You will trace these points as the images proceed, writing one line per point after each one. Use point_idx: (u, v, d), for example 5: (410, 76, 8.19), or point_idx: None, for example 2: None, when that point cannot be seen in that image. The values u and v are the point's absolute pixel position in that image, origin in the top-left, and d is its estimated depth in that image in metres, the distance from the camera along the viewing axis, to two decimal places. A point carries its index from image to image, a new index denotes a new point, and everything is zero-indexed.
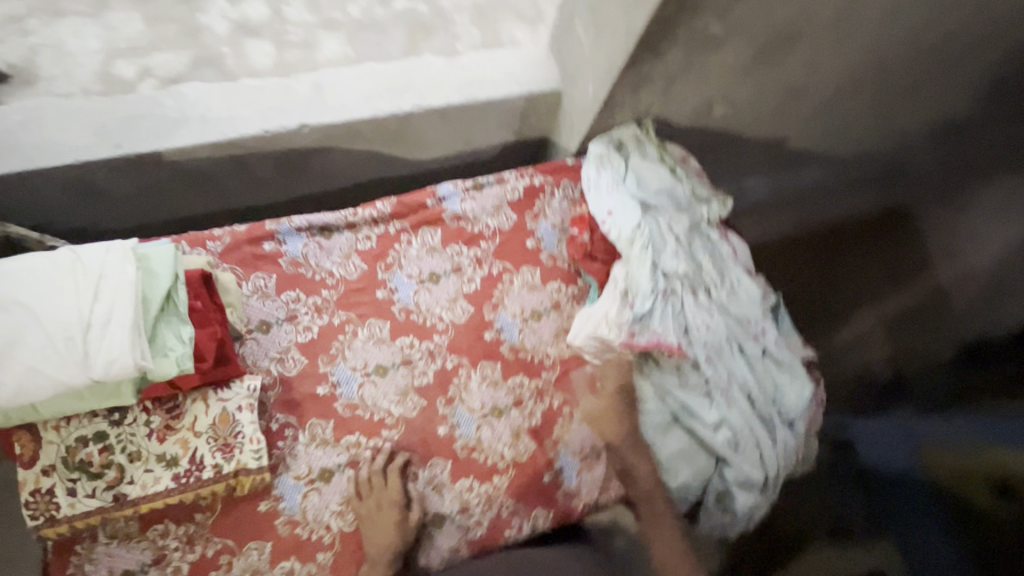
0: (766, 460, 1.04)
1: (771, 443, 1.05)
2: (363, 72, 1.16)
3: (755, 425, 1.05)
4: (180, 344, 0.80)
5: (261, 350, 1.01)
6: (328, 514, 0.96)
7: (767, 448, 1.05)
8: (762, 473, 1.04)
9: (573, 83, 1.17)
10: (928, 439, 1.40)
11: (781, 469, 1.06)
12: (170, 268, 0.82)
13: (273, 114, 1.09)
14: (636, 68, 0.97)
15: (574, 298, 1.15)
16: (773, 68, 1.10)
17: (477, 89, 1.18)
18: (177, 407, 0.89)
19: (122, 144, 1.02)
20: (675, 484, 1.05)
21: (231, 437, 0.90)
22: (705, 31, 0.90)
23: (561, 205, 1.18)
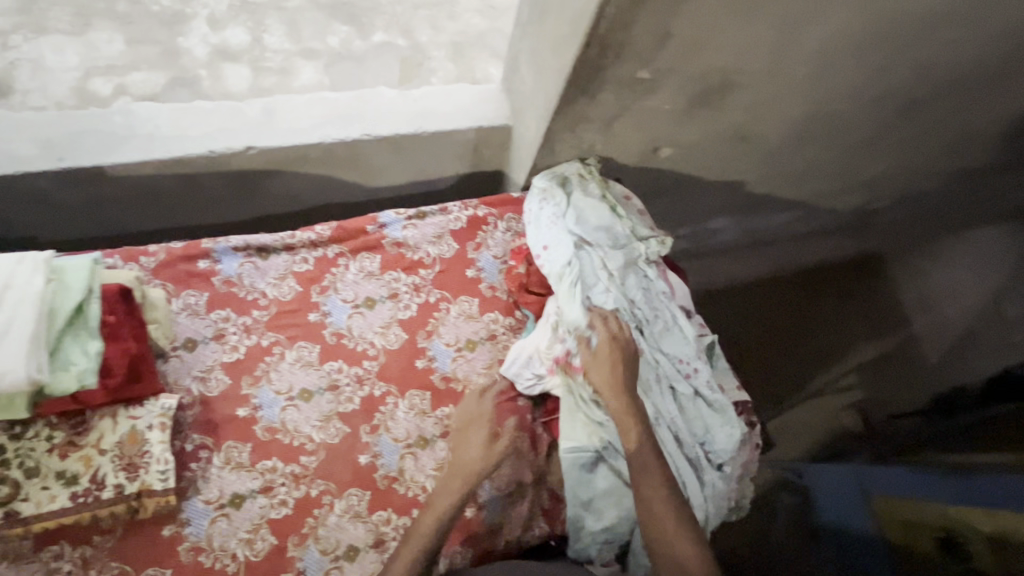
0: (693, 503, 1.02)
1: (698, 486, 1.03)
2: (316, 100, 1.18)
3: (683, 466, 1.03)
4: (84, 358, 0.80)
5: (183, 368, 1.00)
6: (236, 542, 0.92)
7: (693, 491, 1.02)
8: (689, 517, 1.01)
9: (520, 120, 1.20)
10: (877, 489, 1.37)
11: (709, 514, 1.04)
12: (84, 282, 0.83)
13: (220, 135, 1.11)
14: (569, 108, 1.00)
15: (510, 330, 1.14)
16: (712, 113, 1.13)
17: (428, 121, 1.21)
18: (84, 423, 0.88)
19: (66, 157, 1.04)
20: (599, 526, 1.02)
21: (137, 456, 0.88)
22: (633, 75, 0.93)
23: (503, 237, 1.20)
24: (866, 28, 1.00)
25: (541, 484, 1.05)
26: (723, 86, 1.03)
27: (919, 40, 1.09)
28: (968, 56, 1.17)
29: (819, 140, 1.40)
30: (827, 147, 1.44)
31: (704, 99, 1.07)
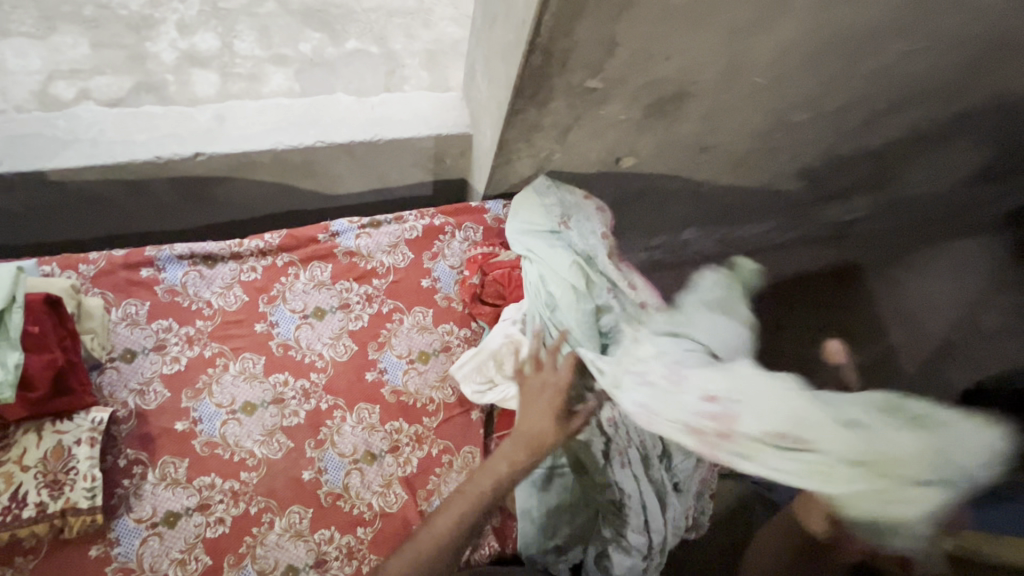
0: (652, 526, 0.97)
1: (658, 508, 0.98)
2: (269, 106, 1.16)
3: (642, 486, 0.98)
4: (4, 370, 0.76)
5: (120, 380, 0.97)
6: (167, 563, 0.89)
7: (653, 514, 0.97)
8: (646, 538, 0.97)
9: (478, 128, 1.18)
10: None
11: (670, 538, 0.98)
12: (6, 291, 0.79)
13: (168, 140, 1.08)
14: (520, 117, 0.99)
15: (466, 342, 1.12)
16: (670, 123, 1.12)
17: (384, 128, 1.19)
18: (7, 438, 0.85)
19: (4, 162, 1.01)
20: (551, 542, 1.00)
21: (61, 473, 0.85)
22: (582, 84, 0.92)
23: (460, 247, 1.18)
24: (817, 38, 0.99)
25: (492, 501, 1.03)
26: (676, 96, 1.03)
27: (873, 52, 1.08)
28: (922, 67, 1.18)
29: (784, 151, 1.40)
30: (793, 158, 1.44)
31: (659, 109, 1.06)
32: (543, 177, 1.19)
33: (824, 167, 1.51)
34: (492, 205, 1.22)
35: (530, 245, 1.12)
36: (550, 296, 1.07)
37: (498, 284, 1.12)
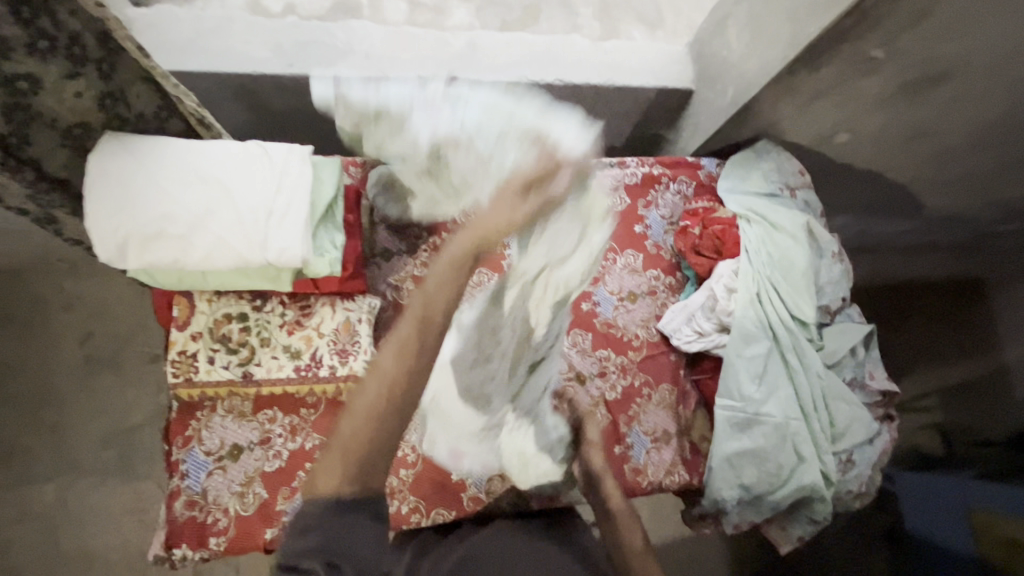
0: (823, 454, 1.05)
1: (825, 440, 1.06)
2: (514, 39, 1.22)
3: (811, 421, 1.06)
4: (336, 248, 0.88)
5: (381, 275, 1.09)
6: (416, 435, 1.06)
7: (823, 445, 1.06)
8: (821, 468, 1.05)
9: (710, 86, 1.23)
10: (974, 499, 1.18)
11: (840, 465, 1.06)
12: (335, 178, 0.90)
13: (428, 62, 1.17)
14: (786, 77, 1.04)
15: (670, 289, 1.19)
16: (909, 112, 1.07)
17: (615, 74, 1.24)
18: (309, 306, 0.98)
19: (294, 65, 1.11)
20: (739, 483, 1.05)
21: (349, 344, 0.97)
22: (865, 52, 0.95)
23: (673, 199, 1.23)
24: None
25: (685, 436, 1.12)
26: (937, 82, 0.98)
27: None
28: None
29: (984, 152, 1.14)
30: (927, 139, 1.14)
31: (908, 94, 1.03)
32: (765, 141, 1.23)
33: (953, 170, 1.20)
34: (707, 162, 1.27)
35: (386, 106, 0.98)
36: (759, 262, 1.12)
37: (717, 238, 1.15)
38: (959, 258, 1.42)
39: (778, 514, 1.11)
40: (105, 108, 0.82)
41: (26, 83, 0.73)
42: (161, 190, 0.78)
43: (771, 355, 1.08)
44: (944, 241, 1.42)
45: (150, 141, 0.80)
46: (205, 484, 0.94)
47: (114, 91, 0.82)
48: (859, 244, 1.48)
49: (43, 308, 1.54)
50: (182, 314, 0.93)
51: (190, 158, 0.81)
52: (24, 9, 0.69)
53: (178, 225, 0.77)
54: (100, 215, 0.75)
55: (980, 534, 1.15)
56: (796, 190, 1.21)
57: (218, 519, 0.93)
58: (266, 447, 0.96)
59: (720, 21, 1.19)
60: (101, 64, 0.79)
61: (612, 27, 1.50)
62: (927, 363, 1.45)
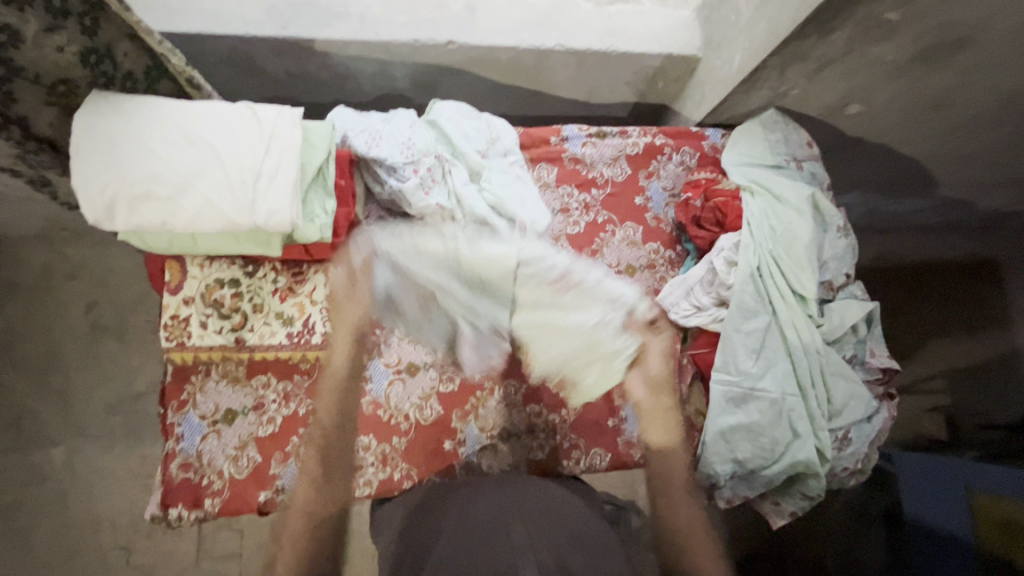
0: (818, 430, 1.04)
1: (822, 416, 1.05)
2: (515, 2, 1.18)
3: (808, 397, 1.05)
4: (325, 214, 0.89)
5: None
6: (409, 405, 1.03)
7: (818, 421, 1.05)
8: (816, 444, 1.04)
9: (717, 54, 1.18)
10: (979, 483, 1.12)
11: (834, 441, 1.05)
12: (326, 143, 0.90)
13: (425, 25, 1.13)
14: (795, 43, 0.99)
15: (670, 263, 1.18)
16: (927, 81, 1.01)
17: (619, 40, 1.19)
18: (302, 273, 0.98)
19: (288, 27, 1.08)
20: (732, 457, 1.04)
21: None
22: (880, 16, 0.91)
23: (675, 170, 1.21)
24: None
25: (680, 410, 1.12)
26: (954, 49, 0.93)
27: None
28: None
29: (1004, 130, 1.09)
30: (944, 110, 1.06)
31: (923, 62, 0.98)
32: (772, 112, 1.19)
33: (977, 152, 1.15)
34: (711, 133, 1.23)
35: (354, 127, 1.03)
36: (760, 234, 1.10)
37: (718, 210, 1.13)
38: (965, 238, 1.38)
39: (772, 489, 1.10)
40: (90, 64, 0.81)
41: (6, 36, 0.70)
42: (146, 150, 0.76)
43: (769, 330, 1.06)
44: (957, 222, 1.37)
45: (137, 102, 0.79)
46: (199, 447, 0.95)
47: (99, 47, 0.81)
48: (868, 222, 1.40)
49: (47, 276, 1.55)
50: (174, 278, 0.93)
51: (178, 119, 0.79)
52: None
53: (165, 186, 0.76)
54: (87, 176, 0.74)
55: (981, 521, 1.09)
56: (802, 162, 1.17)
57: (213, 481, 0.95)
58: (260, 412, 0.97)
59: None
60: (84, 18, 0.77)
61: None
62: (934, 346, 1.39)
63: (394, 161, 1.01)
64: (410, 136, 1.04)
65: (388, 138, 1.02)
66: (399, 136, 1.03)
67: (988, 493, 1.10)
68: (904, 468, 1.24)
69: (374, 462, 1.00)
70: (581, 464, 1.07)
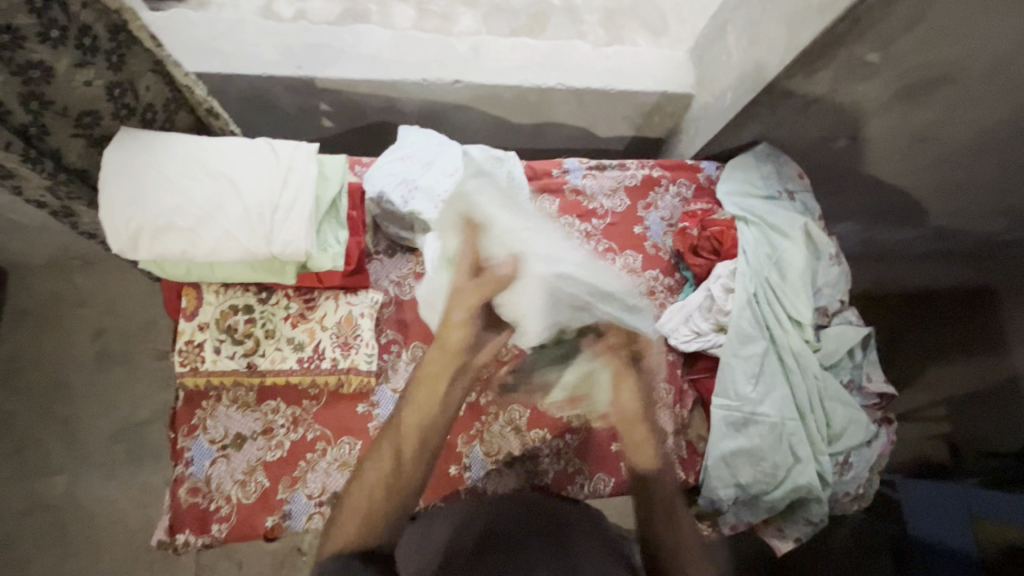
0: (818, 455, 1.06)
1: (823, 442, 1.06)
2: (517, 44, 1.25)
3: (809, 423, 1.07)
4: (338, 243, 0.93)
5: (383, 271, 1.11)
6: None
7: (819, 446, 1.06)
8: (818, 469, 1.05)
9: (710, 91, 1.25)
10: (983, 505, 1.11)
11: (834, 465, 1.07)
12: (339, 175, 0.94)
13: (433, 66, 1.20)
14: (784, 81, 1.06)
15: (669, 289, 1.21)
16: (910, 116, 1.06)
17: (616, 79, 1.26)
18: (313, 299, 1.01)
19: (303, 66, 1.14)
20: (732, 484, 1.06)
21: (351, 337, 1.00)
22: (860, 57, 0.97)
23: (673, 201, 1.26)
24: None
25: (682, 435, 1.13)
26: (933, 87, 0.99)
27: None
28: None
29: None
30: (930, 115, 1.03)
31: (905, 97, 1.03)
32: (764, 145, 1.25)
33: (961, 193, 1.14)
34: (706, 165, 1.29)
35: (391, 181, 1.07)
36: (757, 263, 1.13)
37: (714, 239, 1.16)
38: (968, 266, 1.22)
39: (776, 514, 1.11)
40: (115, 98, 0.85)
41: (39, 72, 0.75)
42: (170, 183, 0.81)
43: (767, 355, 1.09)
44: (951, 248, 1.24)
45: (163, 137, 0.84)
46: (209, 472, 0.96)
47: (122, 81, 0.85)
48: (869, 251, 1.40)
49: (56, 303, 1.58)
50: (191, 305, 0.96)
51: (200, 154, 0.84)
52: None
53: (187, 219, 0.80)
54: (113, 207, 0.78)
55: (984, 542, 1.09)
56: (794, 193, 1.23)
57: (220, 506, 0.95)
58: (269, 436, 0.99)
59: (719, 28, 1.22)
60: (112, 54, 0.82)
61: (616, 33, 1.53)
62: (935, 373, 1.32)
63: (428, 216, 1.05)
64: (448, 188, 1.08)
65: (424, 193, 1.07)
66: (436, 188, 1.08)
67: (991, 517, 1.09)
68: (909, 492, 1.26)
69: None
70: (585, 491, 1.08)
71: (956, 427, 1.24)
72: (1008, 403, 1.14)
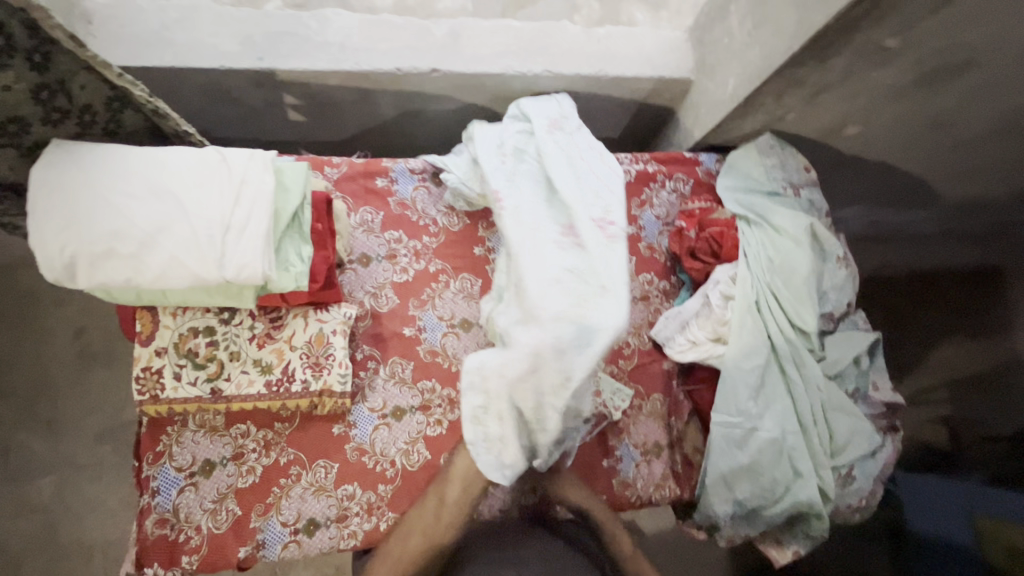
0: (821, 471, 1.01)
1: (826, 456, 1.01)
2: (500, 26, 1.15)
3: (812, 440, 1.01)
4: (301, 261, 0.85)
5: (357, 282, 1.03)
6: (396, 450, 0.98)
7: (820, 462, 1.01)
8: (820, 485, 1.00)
9: (712, 77, 1.16)
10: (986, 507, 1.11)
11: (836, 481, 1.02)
12: (300, 186, 0.86)
13: (408, 53, 1.10)
14: (791, 70, 0.96)
15: (664, 293, 1.14)
16: (929, 104, 0.97)
17: (608, 64, 1.17)
18: (280, 318, 0.94)
19: (264, 58, 1.05)
20: (718, 503, 1.02)
21: (322, 358, 0.94)
22: (879, 43, 0.87)
23: (669, 198, 1.18)
24: None
25: (676, 448, 1.09)
26: (956, 74, 0.89)
27: None
28: None
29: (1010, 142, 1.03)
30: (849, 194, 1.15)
31: (923, 86, 0.93)
32: (769, 136, 1.15)
33: (977, 147, 1.04)
34: (705, 158, 1.21)
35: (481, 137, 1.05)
36: (759, 268, 1.06)
37: (713, 241, 1.09)
38: (977, 246, 1.31)
39: (774, 528, 1.07)
40: (42, 101, 0.77)
41: None
42: (106, 204, 0.73)
43: (768, 366, 1.02)
44: (961, 231, 1.32)
45: (95, 150, 0.75)
46: (176, 501, 0.91)
47: (51, 83, 0.77)
48: (871, 233, 1.40)
49: (29, 305, 1.52)
50: (146, 328, 0.89)
51: (141, 169, 0.76)
52: None
53: (127, 244, 0.72)
54: (44, 233, 0.71)
55: (984, 534, 1.09)
56: (800, 188, 1.14)
57: (191, 537, 0.91)
58: (240, 462, 0.94)
59: (722, 6, 1.12)
60: (33, 53, 0.74)
61: (611, 8, 1.42)
62: (945, 353, 1.35)
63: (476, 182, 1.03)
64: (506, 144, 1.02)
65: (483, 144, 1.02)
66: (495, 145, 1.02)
67: (994, 517, 1.09)
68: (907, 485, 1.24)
69: (360, 510, 0.96)
70: None
71: (957, 408, 1.30)
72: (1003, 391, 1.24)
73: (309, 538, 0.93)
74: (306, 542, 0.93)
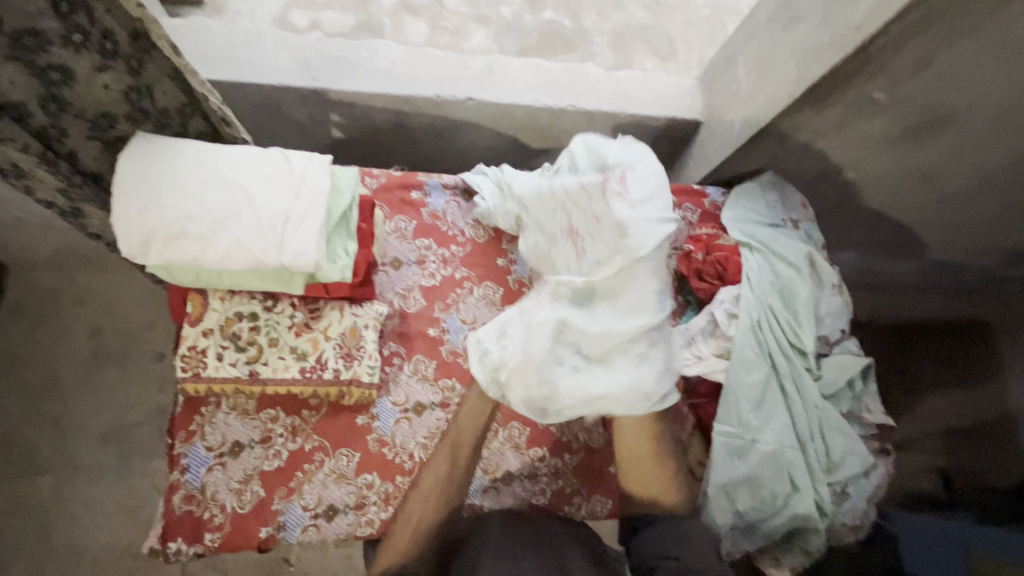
0: (816, 486, 1.05)
1: (822, 472, 1.06)
2: (530, 65, 1.28)
3: (808, 455, 1.06)
4: (347, 255, 0.94)
5: (388, 283, 1.11)
6: (414, 444, 1.03)
7: (816, 477, 1.06)
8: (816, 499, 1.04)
9: (720, 120, 1.29)
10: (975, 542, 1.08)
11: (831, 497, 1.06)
12: (351, 188, 0.95)
13: (446, 83, 1.22)
14: (791, 115, 1.09)
15: (671, 311, 1.23)
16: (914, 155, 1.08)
17: (626, 103, 1.30)
18: (318, 310, 1.01)
19: (318, 79, 1.16)
20: (720, 514, 1.05)
21: (355, 349, 1.00)
22: (869, 95, 0.99)
23: (678, 225, 1.28)
24: None
25: None
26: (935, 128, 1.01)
27: None
28: None
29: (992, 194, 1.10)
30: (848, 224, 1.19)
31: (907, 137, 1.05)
32: (770, 173, 1.27)
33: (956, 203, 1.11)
34: (712, 192, 1.32)
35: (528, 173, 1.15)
36: (761, 291, 1.14)
37: (719, 264, 1.17)
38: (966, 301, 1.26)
39: (771, 543, 1.10)
40: (131, 101, 0.87)
41: (59, 75, 0.77)
42: (184, 190, 0.81)
43: (768, 381, 1.09)
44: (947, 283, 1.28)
45: (175, 143, 0.84)
46: (204, 480, 0.95)
47: (141, 86, 0.87)
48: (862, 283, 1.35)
49: (53, 300, 1.57)
50: (196, 311, 0.96)
51: (215, 162, 0.85)
52: (63, 5, 0.73)
53: (199, 226, 0.80)
54: (126, 211, 0.79)
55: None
56: (799, 222, 1.24)
57: (215, 515, 0.94)
58: (267, 446, 0.98)
59: (730, 58, 1.25)
60: (131, 60, 0.84)
61: (625, 56, 1.56)
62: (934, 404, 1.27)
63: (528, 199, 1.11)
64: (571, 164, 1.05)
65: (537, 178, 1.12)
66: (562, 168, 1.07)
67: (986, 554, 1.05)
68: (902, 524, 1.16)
69: (378, 500, 0.99)
70: (583, 512, 1.08)
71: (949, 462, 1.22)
72: (1004, 443, 1.15)
73: (328, 523, 0.97)
74: (325, 527, 0.97)
